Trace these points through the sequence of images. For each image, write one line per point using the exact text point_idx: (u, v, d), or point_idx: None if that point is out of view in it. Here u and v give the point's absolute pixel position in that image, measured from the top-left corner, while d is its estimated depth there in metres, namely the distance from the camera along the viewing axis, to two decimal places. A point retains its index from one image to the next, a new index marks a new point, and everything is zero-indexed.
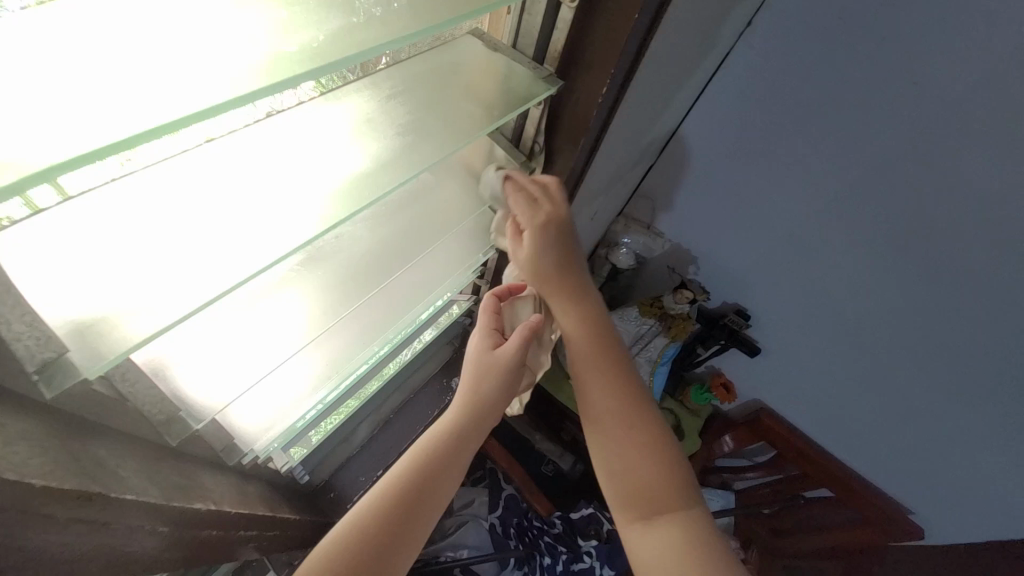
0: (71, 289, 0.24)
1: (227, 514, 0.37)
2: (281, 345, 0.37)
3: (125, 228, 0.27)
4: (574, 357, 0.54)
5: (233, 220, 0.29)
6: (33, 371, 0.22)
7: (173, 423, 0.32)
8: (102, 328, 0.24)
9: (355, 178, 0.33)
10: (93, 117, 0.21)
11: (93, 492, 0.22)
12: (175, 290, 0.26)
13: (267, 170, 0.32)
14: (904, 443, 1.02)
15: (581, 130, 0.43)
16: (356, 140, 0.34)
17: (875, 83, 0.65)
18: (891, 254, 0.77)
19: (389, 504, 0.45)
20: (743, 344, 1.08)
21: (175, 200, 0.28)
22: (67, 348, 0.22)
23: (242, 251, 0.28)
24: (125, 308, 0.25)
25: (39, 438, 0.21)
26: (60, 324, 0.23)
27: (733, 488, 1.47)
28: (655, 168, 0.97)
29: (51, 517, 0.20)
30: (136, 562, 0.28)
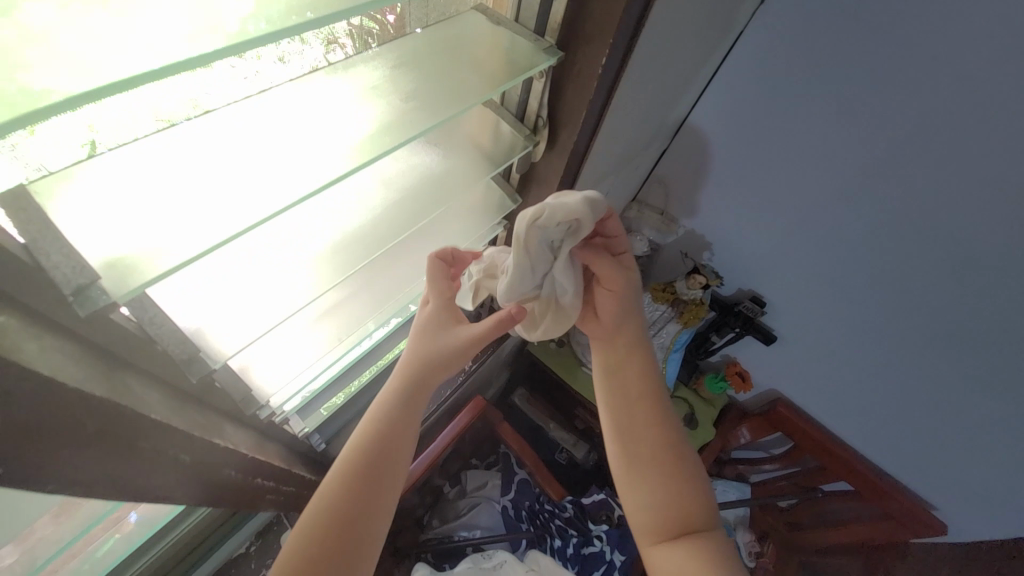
0: (104, 231, 0.27)
1: (246, 459, 0.39)
2: (295, 296, 0.39)
3: (155, 180, 0.30)
4: (618, 378, 0.61)
5: (249, 173, 0.31)
6: (70, 294, 0.25)
7: (194, 361, 0.34)
8: (135, 264, 0.27)
9: (366, 137, 0.35)
10: (119, 61, 0.24)
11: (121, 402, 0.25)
12: (194, 234, 0.29)
13: (277, 131, 0.34)
14: (927, 436, 0.99)
15: (584, 101, 0.44)
16: (365, 103, 0.36)
17: (893, 61, 0.63)
18: (912, 238, 0.75)
19: (359, 481, 0.47)
20: (758, 331, 1.07)
21: (201, 159, 0.31)
22: (99, 278, 0.25)
23: (254, 202, 0.31)
24: (152, 248, 0.28)
25: (72, 354, 0.24)
26: (98, 261, 0.26)
27: (749, 480, 1.44)
28: (668, 152, 0.96)
29: (76, 421, 0.23)
30: (158, 477, 0.31)
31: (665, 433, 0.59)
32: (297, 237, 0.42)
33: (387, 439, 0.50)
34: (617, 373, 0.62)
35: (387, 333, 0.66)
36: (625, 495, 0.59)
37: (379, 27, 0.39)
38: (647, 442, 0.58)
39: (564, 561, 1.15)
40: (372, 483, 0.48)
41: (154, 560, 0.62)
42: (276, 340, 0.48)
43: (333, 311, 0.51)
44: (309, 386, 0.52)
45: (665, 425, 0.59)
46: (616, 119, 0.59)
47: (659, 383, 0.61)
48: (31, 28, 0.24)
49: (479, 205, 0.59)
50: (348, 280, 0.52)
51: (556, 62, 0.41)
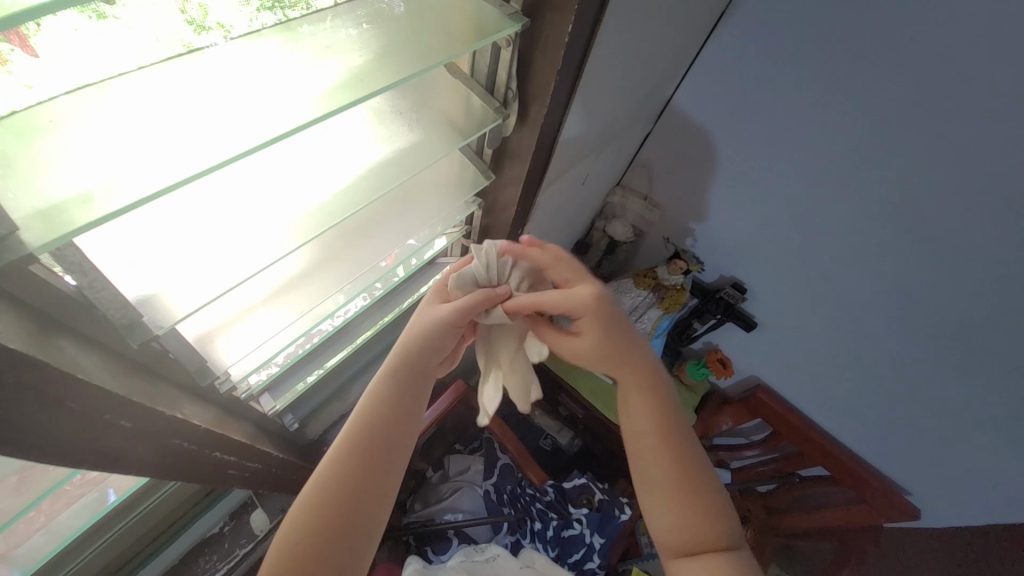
0: (39, 180, 0.26)
1: (199, 430, 0.38)
2: (265, 251, 0.39)
3: (104, 126, 0.28)
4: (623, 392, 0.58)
5: (204, 121, 0.30)
6: None
7: (136, 327, 0.33)
8: (71, 209, 0.26)
9: (333, 89, 0.33)
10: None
11: (44, 360, 0.24)
12: (140, 180, 0.27)
13: (235, 81, 0.32)
14: (903, 423, 1.00)
15: (553, 70, 0.43)
16: (339, 56, 0.35)
17: (873, 41, 0.62)
18: (888, 223, 0.75)
19: (340, 491, 0.46)
20: (739, 318, 1.07)
21: (153, 104, 0.29)
22: (17, 228, 0.24)
23: (206, 150, 0.29)
24: (85, 195, 0.26)
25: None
26: (22, 211, 0.25)
27: (730, 466, 1.45)
28: (652, 136, 0.95)
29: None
30: (97, 444, 0.30)
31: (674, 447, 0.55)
32: (271, 201, 0.41)
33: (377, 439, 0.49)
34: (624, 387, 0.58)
35: (362, 309, 0.65)
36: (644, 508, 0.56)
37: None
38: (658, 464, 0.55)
39: (543, 544, 1.17)
40: (359, 496, 0.47)
41: (148, 512, 0.64)
42: (252, 309, 0.47)
43: (314, 279, 0.51)
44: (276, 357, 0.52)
45: (673, 441, 0.56)
46: (594, 97, 0.58)
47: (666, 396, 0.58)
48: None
49: (452, 180, 0.58)
50: (320, 247, 0.52)
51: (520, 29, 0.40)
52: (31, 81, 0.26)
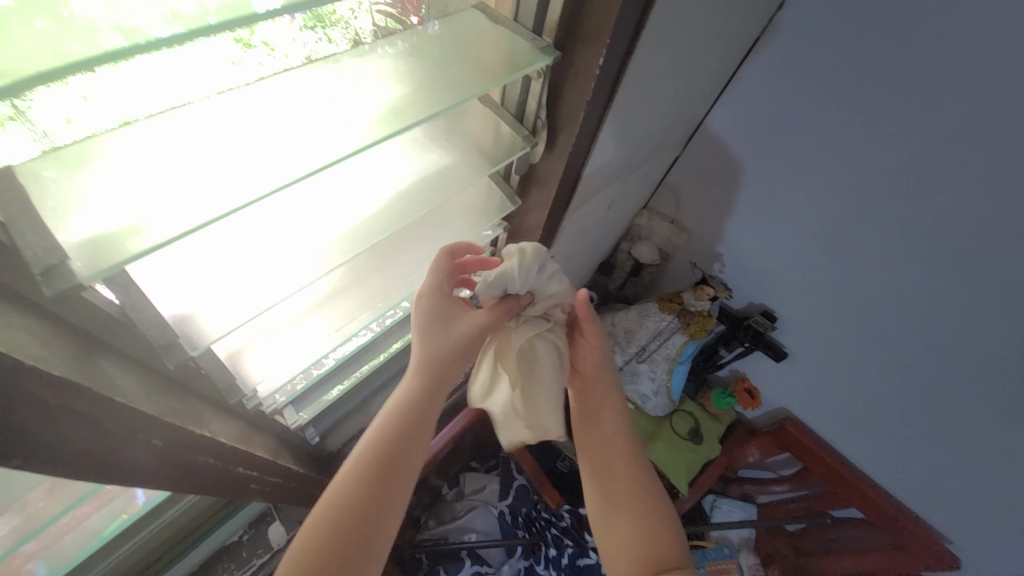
0: (94, 209, 0.27)
1: (225, 446, 0.39)
2: (301, 273, 0.40)
3: (155, 155, 0.30)
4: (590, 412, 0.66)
5: (249, 150, 0.31)
6: (38, 273, 0.24)
7: (172, 348, 0.34)
8: (117, 240, 0.27)
9: (376, 122, 0.35)
10: (128, 33, 0.24)
11: (82, 385, 0.25)
12: (186, 211, 0.28)
13: (285, 115, 0.33)
14: (946, 468, 0.94)
15: (582, 100, 0.44)
16: (384, 87, 0.37)
17: (915, 70, 0.60)
18: (930, 256, 0.72)
19: (352, 502, 0.46)
20: (768, 347, 1.04)
21: (208, 136, 0.31)
22: (69, 257, 0.25)
23: (252, 180, 0.30)
24: (134, 225, 0.27)
25: (49, 339, 0.26)
26: (73, 242, 0.26)
27: (756, 501, 1.39)
28: (681, 159, 0.94)
29: (35, 394, 0.23)
30: (124, 464, 0.31)
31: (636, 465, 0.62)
32: (309, 223, 0.42)
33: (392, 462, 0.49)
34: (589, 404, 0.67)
35: (388, 327, 0.65)
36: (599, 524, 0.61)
37: (403, 25, 0.39)
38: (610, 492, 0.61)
39: (557, 571, 1.17)
40: (372, 510, 0.47)
41: (177, 516, 0.67)
42: (286, 325, 0.49)
43: (343, 297, 0.52)
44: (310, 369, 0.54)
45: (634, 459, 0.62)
46: (623, 124, 0.58)
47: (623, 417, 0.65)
48: (80, 20, 0.24)
49: (482, 202, 0.59)
50: (352, 266, 0.53)
51: (552, 62, 0.41)
52: (87, 92, 0.26)
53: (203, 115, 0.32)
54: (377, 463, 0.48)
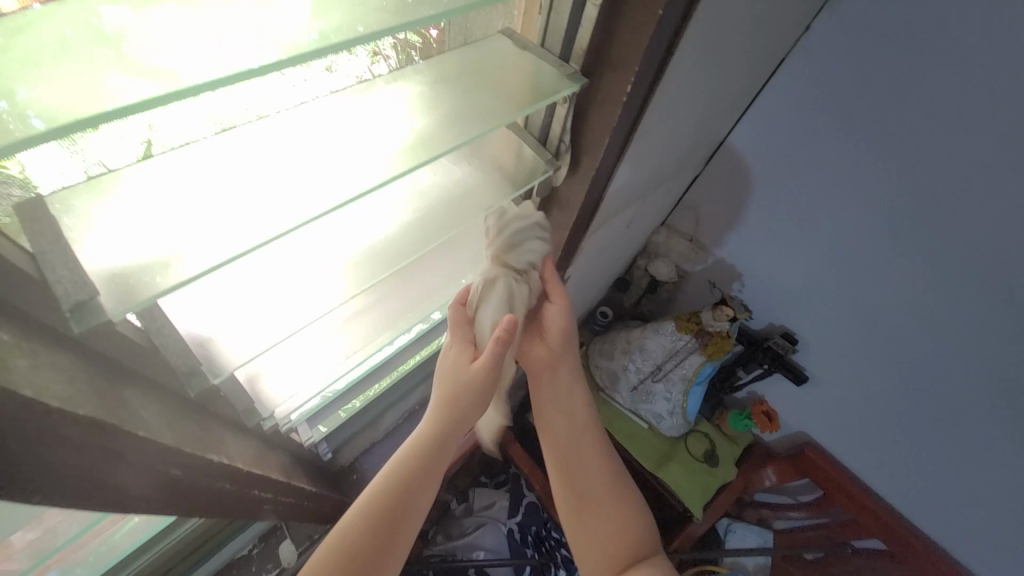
0: (122, 239, 0.27)
1: (241, 471, 0.39)
2: (321, 301, 0.39)
3: (184, 186, 0.29)
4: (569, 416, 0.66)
5: (278, 181, 0.31)
6: (68, 309, 0.25)
7: (194, 375, 0.34)
8: (145, 272, 0.27)
9: (404, 152, 0.35)
10: (167, 72, 0.24)
11: (105, 422, 0.25)
12: (214, 244, 0.28)
13: (313, 145, 0.33)
14: (977, 502, 0.90)
15: (608, 126, 0.43)
16: (409, 115, 0.36)
17: (948, 95, 0.58)
18: (962, 284, 0.69)
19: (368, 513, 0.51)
20: (789, 370, 1.00)
21: (237, 167, 0.31)
22: (98, 292, 0.25)
23: (280, 213, 0.30)
24: (163, 257, 0.27)
25: (73, 374, 0.25)
26: (101, 273, 0.26)
27: (773, 527, 1.34)
28: (701, 178, 0.93)
29: (59, 436, 0.23)
30: (137, 499, 0.30)
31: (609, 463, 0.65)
32: (331, 247, 0.42)
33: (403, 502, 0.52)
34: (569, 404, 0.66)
35: (404, 345, 0.65)
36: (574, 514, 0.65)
37: (423, 41, 0.39)
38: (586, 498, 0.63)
39: None
40: (386, 519, 0.51)
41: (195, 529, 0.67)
42: (304, 344, 0.49)
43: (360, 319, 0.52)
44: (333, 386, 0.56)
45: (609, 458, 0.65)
46: (646, 146, 0.57)
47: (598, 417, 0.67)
48: (107, 42, 0.24)
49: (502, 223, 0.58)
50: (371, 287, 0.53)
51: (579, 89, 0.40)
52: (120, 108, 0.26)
53: (232, 145, 0.32)
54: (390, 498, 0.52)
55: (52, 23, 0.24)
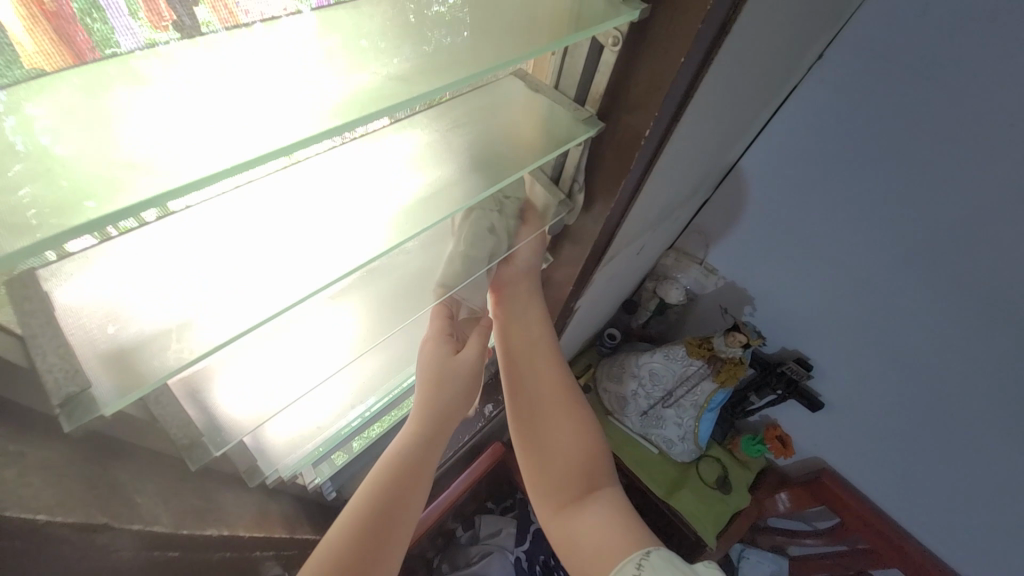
0: (119, 316, 0.26)
1: (241, 538, 0.38)
2: (328, 362, 0.38)
3: (201, 255, 0.28)
4: (527, 354, 0.57)
5: (297, 240, 0.30)
6: (58, 404, 0.22)
7: (194, 447, 0.32)
8: (143, 354, 0.25)
9: (417, 207, 0.34)
10: (189, 150, 0.21)
11: (97, 524, 0.26)
12: (233, 313, 0.27)
13: (322, 205, 0.32)
14: (1004, 534, 0.87)
15: (621, 165, 0.42)
16: (422, 167, 0.35)
17: (969, 123, 0.58)
18: (985, 312, 0.68)
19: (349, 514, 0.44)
20: (803, 396, 0.98)
21: (246, 230, 0.30)
22: (91, 383, 0.23)
23: (290, 282, 0.29)
24: (169, 333, 0.26)
25: (71, 468, 0.25)
26: (97, 359, 0.24)
27: (788, 554, 1.30)
28: (711, 201, 0.91)
29: (53, 542, 0.23)
30: None
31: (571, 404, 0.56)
32: (338, 301, 0.41)
33: (393, 504, 0.45)
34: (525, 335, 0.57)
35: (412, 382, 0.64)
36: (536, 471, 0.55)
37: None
38: (553, 451, 0.55)
39: None
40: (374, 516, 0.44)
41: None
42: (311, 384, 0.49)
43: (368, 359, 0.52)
44: (340, 433, 0.57)
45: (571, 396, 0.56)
46: (659, 180, 0.56)
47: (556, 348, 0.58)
48: (119, 115, 0.22)
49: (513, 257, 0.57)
50: None
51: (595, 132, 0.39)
52: None
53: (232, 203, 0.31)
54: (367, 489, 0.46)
55: (64, 90, 0.22)
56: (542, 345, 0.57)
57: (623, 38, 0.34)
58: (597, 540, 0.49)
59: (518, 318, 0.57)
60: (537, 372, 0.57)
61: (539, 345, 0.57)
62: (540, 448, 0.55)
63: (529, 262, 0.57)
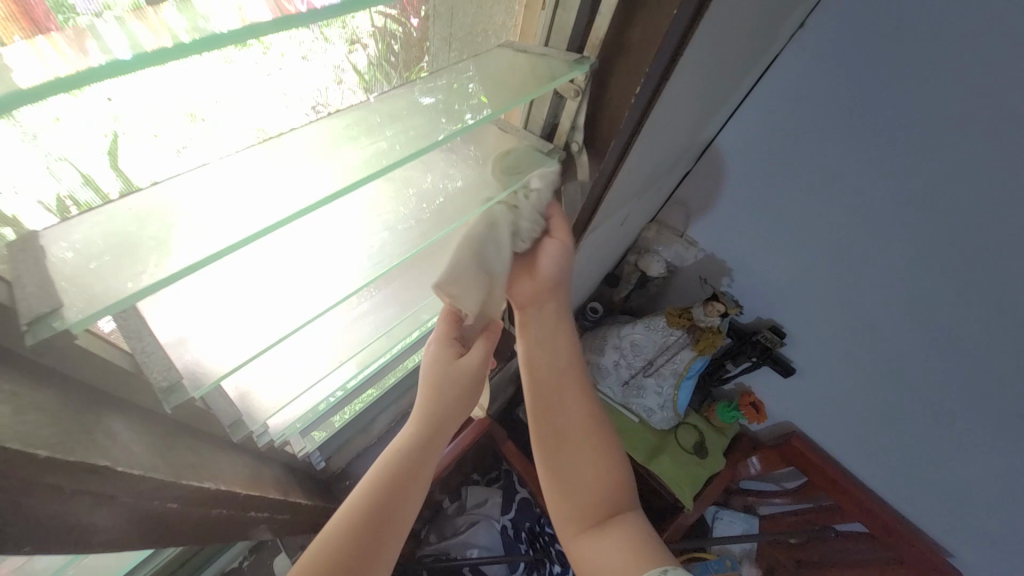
0: (86, 244, 0.24)
1: (237, 494, 0.37)
2: (310, 303, 0.35)
3: (175, 195, 0.27)
4: (546, 371, 0.61)
5: (268, 182, 0.28)
6: (26, 324, 0.22)
7: (173, 390, 0.31)
8: (113, 276, 0.24)
9: (391, 159, 0.31)
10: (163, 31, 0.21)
11: (99, 465, 0.24)
12: (208, 238, 0.26)
13: (299, 154, 0.30)
14: (955, 484, 0.94)
15: (627, 102, 0.40)
16: (408, 117, 0.35)
17: (941, 94, 0.60)
18: (946, 277, 0.72)
19: (358, 509, 0.48)
20: (776, 363, 1.03)
21: (220, 181, 0.28)
22: (64, 303, 0.22)
23: (265, 205, 0.28)
24: (143, 262, 0.24)
25: (53, 408, 0.24)
26: (67, 282, 0.23)
27: (758, 512, 1.38)
28: (691, 174, 0.93)
29: (50, 485, 0.21)
30: (133, 529, 0.28)
31: (588, 423, 0.59)
32: (315, 258, 0.38)
33: (396, 501, 0.49)
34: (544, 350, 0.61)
35: (398, 352, 0.64)
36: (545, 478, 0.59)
37: (404, 30, 0.35)
38: (571, 470, 0.58)
39: None
40: (382, 513, 0.48)
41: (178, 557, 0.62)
42: (295, 350, 0.48)
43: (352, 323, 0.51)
44: (317, 410, 0.57)
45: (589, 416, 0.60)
46: (646, 145, 0.57)
47: (574, 367, 0.62)
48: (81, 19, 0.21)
49: None
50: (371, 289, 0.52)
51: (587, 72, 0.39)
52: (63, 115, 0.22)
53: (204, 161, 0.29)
54: (376, 489, 0.49)
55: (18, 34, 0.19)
56: (560, 362, 0.61)
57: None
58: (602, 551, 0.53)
59: (541, 338, 0.61)
60: (557, 388, 0.60)
61: (564, 371, 0.61)
62: (557, 468, 0.58)
63: (554, 279, 0.56)
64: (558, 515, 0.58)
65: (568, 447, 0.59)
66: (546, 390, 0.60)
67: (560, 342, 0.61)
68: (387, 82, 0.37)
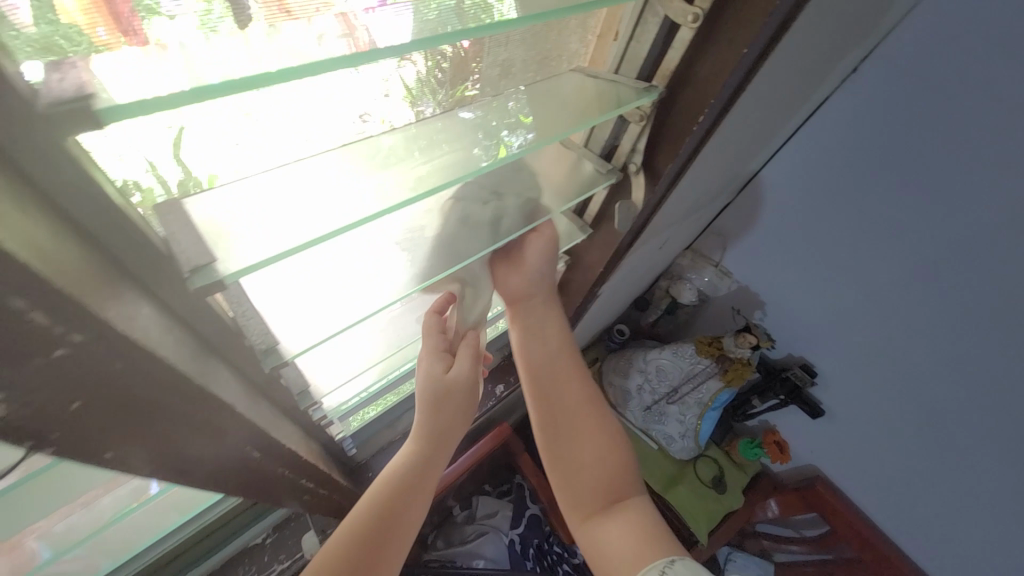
0: (230, 210, 0.28)
1: (294, 459, 0.40)
2: (376, 294, 0.41)
3: (261, 193, 0.29)
4: (549, 367, 0.62)
5: (339, 186, 0.31)
6: (188, 272, 0.26)
7: (270, 352, 0.37)
8: (240, 241, 0.28)
9: (451, 175, 0.35)
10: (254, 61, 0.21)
11: (221, 399, 0.28)
12: (303, 223, 0.30)
13: (367, 161, 0.33)
14: (992, 551, 0.89)
15: (687, 130, 0.43)
16: (469, 139, 0.37)
17: (989, 146, 0.60)
18: (990, 328, 0.70)
19: (370, 511, 0.51)
20: (805, 403, 1.01)
21: (289, 180, 0.30)
22: (215, 258, 0.27)
23: (344, 206, 0.31)
24: (259, 238, 0.28)
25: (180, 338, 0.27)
26: (212, 237, 0.27)
27: (774, 559, 1.34)
28: (732, 205, 0.94)
29: (172, 409, 0.25)
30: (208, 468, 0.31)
31: (592, 414, 0.61)
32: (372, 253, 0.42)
33: (401, 507, 0.52)
34: (539, 342, 0.62)
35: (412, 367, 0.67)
36: (553, 477, 0.61)
37: (453, 50, 0.34)
38: (573, 464, 0.59)
39: None
40: (387, 518, 0.51)
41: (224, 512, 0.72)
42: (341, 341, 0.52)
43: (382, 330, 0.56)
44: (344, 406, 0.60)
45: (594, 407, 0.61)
46: (695, 172, 0.59)
47: (574, 359, 0.63)
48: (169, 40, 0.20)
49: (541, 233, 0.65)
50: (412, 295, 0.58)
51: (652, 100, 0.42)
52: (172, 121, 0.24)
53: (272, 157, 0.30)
54: (380, 498, 0.52)
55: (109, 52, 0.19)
56: (559, 358, 0.62)
57: (703, 15, 0.35)
58: (619, 544, 0.53)
59: (534, 332, 0.62)
60: (559, 384, 0.61)
61: (560, 362, 0.62)
62: (563, 465, 0.60)
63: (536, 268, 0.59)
64: (569, 512, 0.59)
65: (569, 444, 0.60)
66: (543, 386, 0.62)
67: (556, 337, 0.63)
68: (433, 98, 0.36)
